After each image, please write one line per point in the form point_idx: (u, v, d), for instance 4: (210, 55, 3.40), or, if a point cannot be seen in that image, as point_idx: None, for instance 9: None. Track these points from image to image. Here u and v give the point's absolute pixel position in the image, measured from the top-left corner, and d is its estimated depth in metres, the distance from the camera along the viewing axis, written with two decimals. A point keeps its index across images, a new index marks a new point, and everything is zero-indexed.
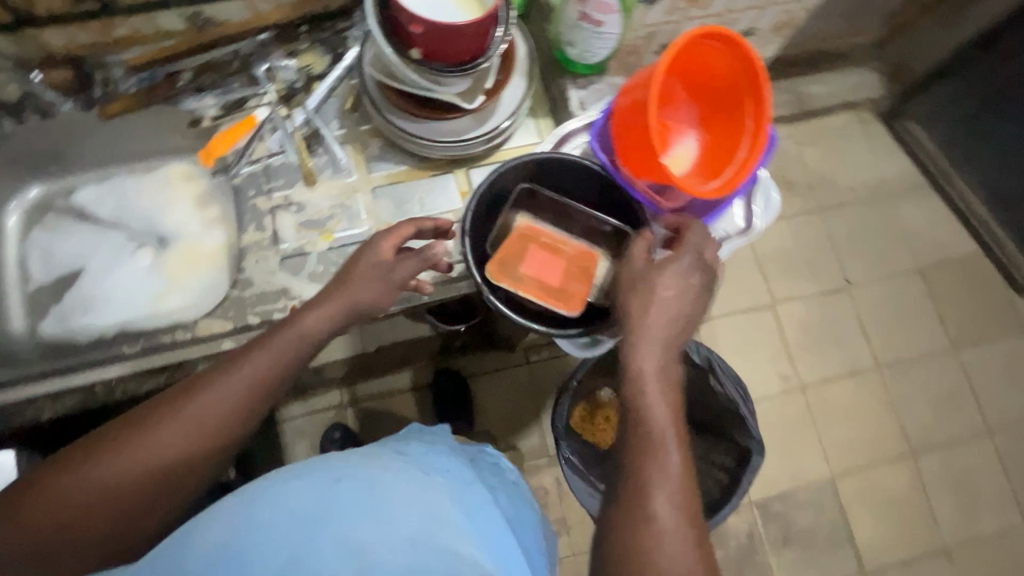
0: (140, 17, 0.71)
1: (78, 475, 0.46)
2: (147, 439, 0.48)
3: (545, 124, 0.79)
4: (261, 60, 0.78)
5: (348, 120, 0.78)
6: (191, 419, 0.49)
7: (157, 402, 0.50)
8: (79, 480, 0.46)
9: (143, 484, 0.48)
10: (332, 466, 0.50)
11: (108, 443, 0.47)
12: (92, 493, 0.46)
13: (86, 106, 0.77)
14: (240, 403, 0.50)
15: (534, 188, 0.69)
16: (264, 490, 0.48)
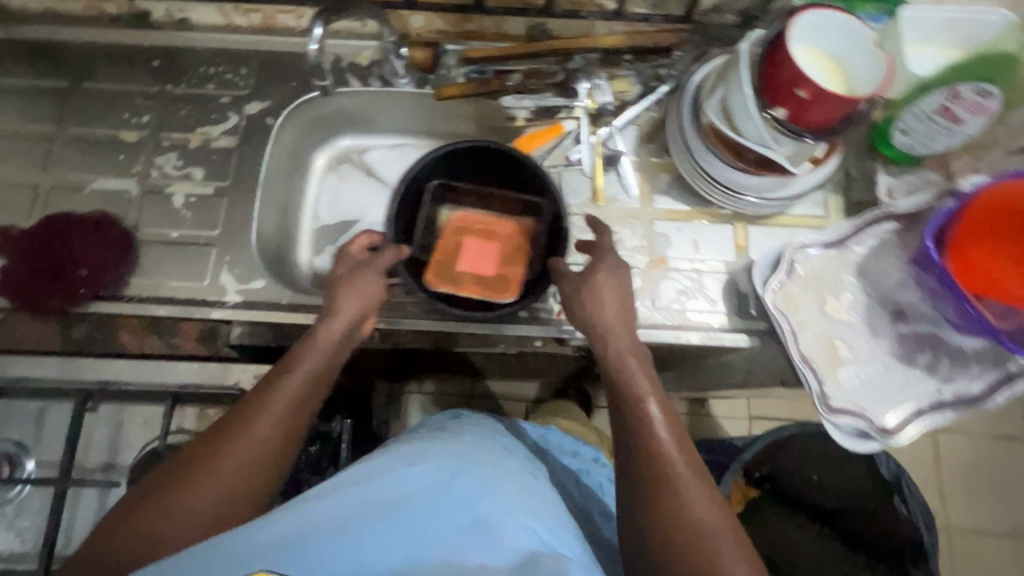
0: (494, 18, 0.81)
1: (163, 510, 0.49)
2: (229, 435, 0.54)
3: (832, 200, 0.78)
4: (583, 77, 0.81)
5: (644, 150, 0.82)
6: (300, 375, 0.59)
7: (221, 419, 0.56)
8: (166, 511, 0.49)
9: (263, 452, 0.54)
10: (406, 456, 0.53)
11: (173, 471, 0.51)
12: (197, 513, 0.50)
13: (419, 85, 0.84)
14: (314, 377, 0.60)
15: (441, 181, 0.80)
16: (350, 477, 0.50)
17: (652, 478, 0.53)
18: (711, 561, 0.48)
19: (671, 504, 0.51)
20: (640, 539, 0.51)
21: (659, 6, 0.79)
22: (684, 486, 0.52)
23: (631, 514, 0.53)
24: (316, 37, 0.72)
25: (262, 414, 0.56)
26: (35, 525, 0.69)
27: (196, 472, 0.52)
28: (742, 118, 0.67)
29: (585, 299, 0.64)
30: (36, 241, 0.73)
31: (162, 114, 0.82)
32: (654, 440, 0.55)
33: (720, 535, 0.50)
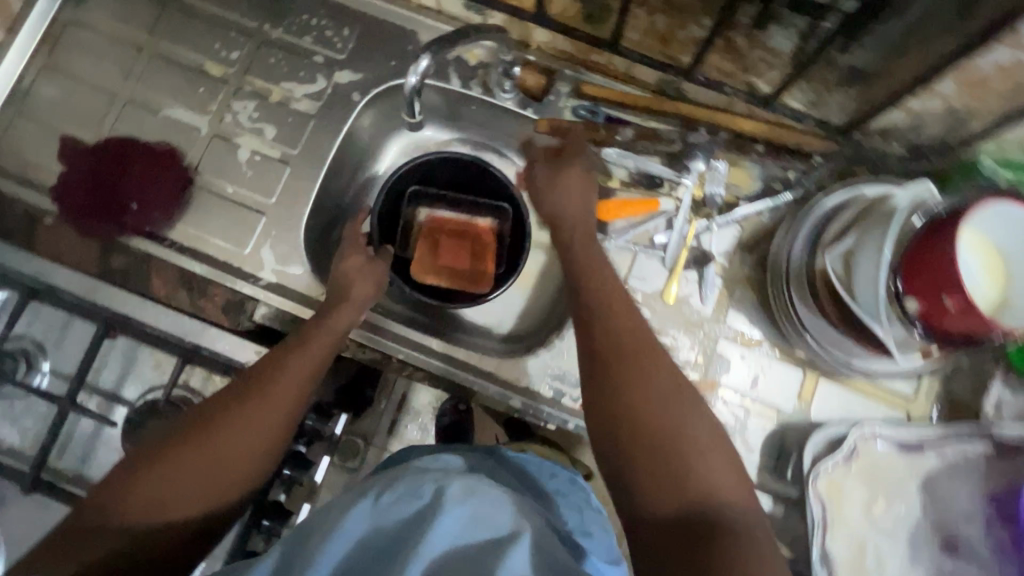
0: (625, 60, 0.71)
1: (142, 487, 0.50)
2: (211, 429, 0.54)
3: (927, 384, 0.68)
4: (701, 155, 0.71)
5: (737, 257, 0.73)
6: (295, 365, 0.59)
7: (212, 407, 0.56)
8: (146, 488, 0.50)
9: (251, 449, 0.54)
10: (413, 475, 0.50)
11: (159, 459, 0.52)
12: (167, 498, 0.51)
13: (520, 107, 0.75)
14: (304, 364, 0.60)
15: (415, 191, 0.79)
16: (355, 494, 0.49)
17: (619, 368, 0.52)
18: (682, 437, 0.48)
19: (624, 390, 0.51)
20: (618, 400, 0.51)
21: (817, 106, 0.67)
22: (665, 363, 0.53)
23: (601, 437, 0.51)
24: (420, 71, 0.63)
25: (251, 410, 0.55)
26: (38, 428, 0.72)
27: (178, 465, 0.52)
28: (865, 287, 0.57)
29: (579, 241, 0.64)
30: (100, 158, 0.73)
31: (252, 56, 0.77)
32: (630, 341, 0.54)
33: (693, 423, 0.49)
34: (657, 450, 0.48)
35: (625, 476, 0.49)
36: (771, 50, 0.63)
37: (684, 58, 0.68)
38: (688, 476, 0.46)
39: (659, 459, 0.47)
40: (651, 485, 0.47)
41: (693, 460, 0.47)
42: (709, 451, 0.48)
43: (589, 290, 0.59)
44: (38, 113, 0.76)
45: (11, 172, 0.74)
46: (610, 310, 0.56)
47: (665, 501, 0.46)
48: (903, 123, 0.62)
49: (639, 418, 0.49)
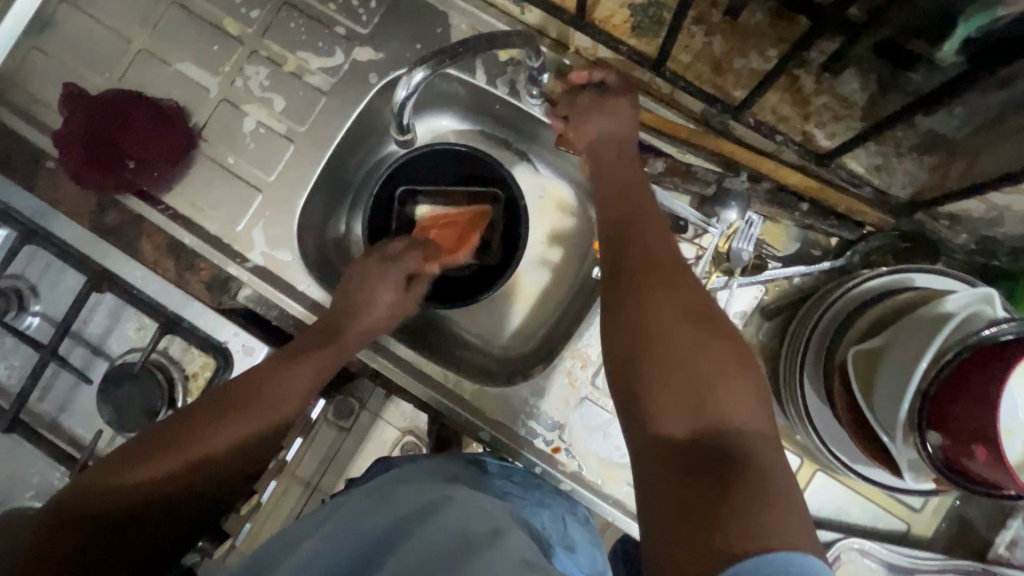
0: (670, 84, 0.62)
1: (140, 466, 0.51)
2: (217, 423, 0.55)
3: (938, 499, 0.61)
4: (736, 205, 0.61)
5: (755, 321, 0.65)
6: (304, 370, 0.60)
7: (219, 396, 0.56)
8: (145, 468, 0.51)
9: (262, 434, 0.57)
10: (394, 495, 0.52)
11: (164, 440, 0.53)
12: (160, 478, 0.51)
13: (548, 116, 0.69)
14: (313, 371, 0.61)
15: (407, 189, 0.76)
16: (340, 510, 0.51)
17: (639, 290, 0.47)
18: (718, 380, 0.42)
19: (641, 312, 0.46)
20: (637, 317, 0.46)
21: (881, 172, 0.58)
22: (692, 293, 0.47)
23: (617, 373, 0.46)
24: (411, 83, 0.55)
25: (267, 397, 0.57)
26: (25, 367, 0.74)
27: (204, 445, 0.53)
28: (886, 397, 0.50)
29: (618, 186, 0.57)
30: (101, 107, 0.69)
31: (272, 17, 0.72)
32: (653, 265, 0.49)
33: (715, 350, 0.43)
34: (677, 371, 0.43)
35: (636, 396, 0.44)
36: (840, 96, 0.57)
37: (737, 93, 0.59)
38: (711, 392, 0.41)
39: (668, 376, 0.43)
40: (667, 399, 0.42)
41: (722, 388, 0.42)
42: (730, 376, 0.42)
43: (621, 236, 0.52)
44: (53, 49, 0.74)
45: (20, 108, 0.73)
46: (634, 242, 0.51)
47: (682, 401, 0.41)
48: (978, 212, 0.54)
49: (660, 322, 0.45)
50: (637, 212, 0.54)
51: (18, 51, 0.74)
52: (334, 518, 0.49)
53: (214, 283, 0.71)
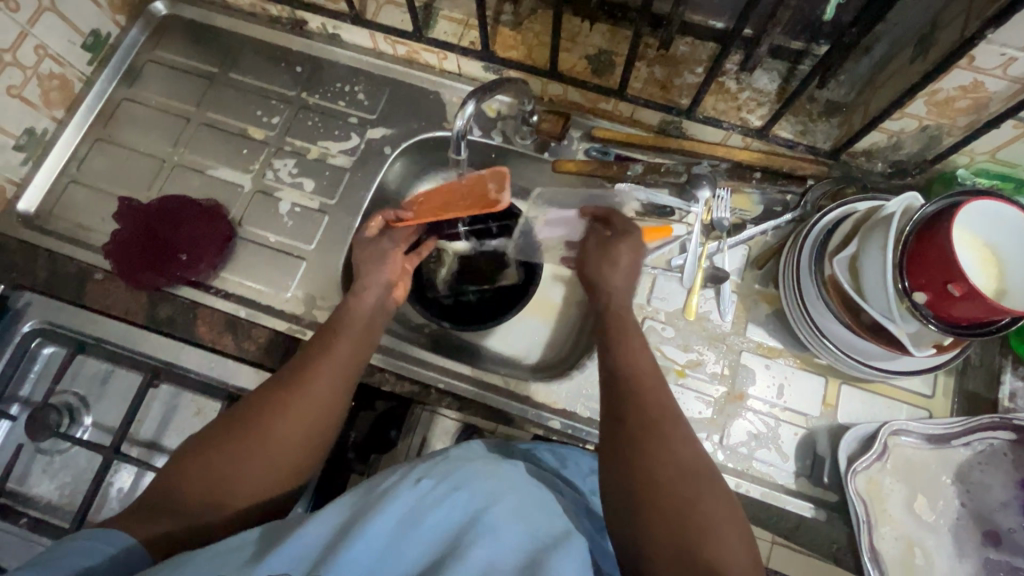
0: (631, 106, 0.79)
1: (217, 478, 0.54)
2: (276, 428, 0.56)
3: (942, 381, 0.72)
4: (706, 184, 0.76)
5: (749, 274, 0.78)
6: (339, 358, 0.62)
7: (265, 404, 0.58)
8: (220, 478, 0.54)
9: (309, 433, 0.58)
10: (450, 475, 0.51)
11: (225, 452, 0.55)
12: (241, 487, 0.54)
13: (539, 150, 0.84)
14: (353, 349, 0.64)
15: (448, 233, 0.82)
16: (398, 484, 0.50)
17: (640, 450, 0.53)
18: (712, 537, 0.48)
19: (648, 460, 0.53)
20: (636, 454, 0.53)
21: (806, 135, 0.75)
22: (676, 447, 0.53)
23: (617, 512, 0.52)
24: (466, 115, 0.65)
25: (303, 397, 0.58)
26: (77, 482, 0.72)
27: (252, 451, 0.55)
28: (874, 290, 0.62)
29: (610, 324, 0.65)
30: (151, 218, 0.78)
31: (291, 120, 0.85)
32: (655, 415, 0.56)
33: (705, 507, 0.50)
34: (679, 531, 0.49)
35: (639, 560, 0.49)
36: (757, 89, 0.75)
37: (684, 101, 0.76)
38: (706, 546, 0.48)
39: (667, 539, 0.48)
40: (668, 556, 0.48)
41: (713, 546, 0.48)
42: (724, 534, 0.49)
43: (623, 392, 0.58)
44: (91, 180, 0.83)
45: (64, 234, 0.80)
46: (633, 360, 0.61)
47: (679, 552, 0.48)
48: (883, 142, 0.70)
49: (660, 489, 0.51)
50: (621, 334, 0.64)
51: (57, 186, 0.82)
52: (391, 494, 0.49)
53: (270, 349, 0.76)
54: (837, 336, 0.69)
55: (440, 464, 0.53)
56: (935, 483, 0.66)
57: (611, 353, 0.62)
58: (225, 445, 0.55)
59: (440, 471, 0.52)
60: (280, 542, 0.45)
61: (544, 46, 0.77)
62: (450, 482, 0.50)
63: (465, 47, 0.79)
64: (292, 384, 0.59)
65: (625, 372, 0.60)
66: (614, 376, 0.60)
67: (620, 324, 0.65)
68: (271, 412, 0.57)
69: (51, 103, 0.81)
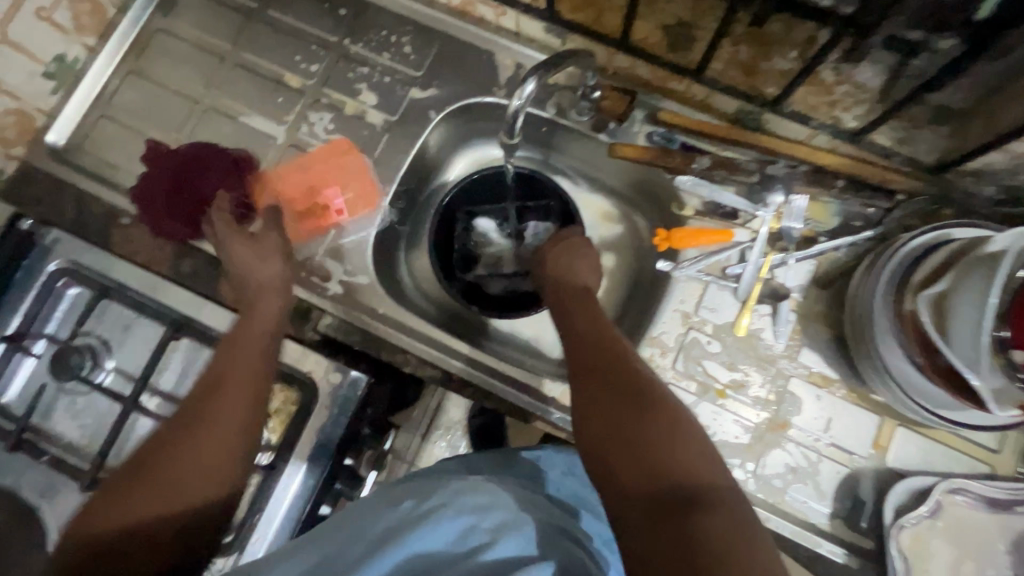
0: (707, 88, 0.70)
1: (131, 496, 0.48)
2: (192, 424, 0.52)
3: (1013, 437, 0.65)
4: (780, 188, 0.69)
5: (813, 293, 0.71)
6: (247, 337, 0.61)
7: (181, 410, 0.54)
8: (138, 493, 0.48)
9: (229, 419, 0.53)
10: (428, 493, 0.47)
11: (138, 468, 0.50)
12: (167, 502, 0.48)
13: (596, 128, 0.75)
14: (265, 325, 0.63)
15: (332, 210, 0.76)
16: (364, 509, 0.48)
17: (583, 382, 0.51)
18: (667, 442, 0.43)
19: (593, 397, 0.49)
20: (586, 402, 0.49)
21: (906, 143, 0.65)
22: (616, 377, 0.50)
23: (582, 452, 0.47)
24: (525, 95, 0.58)
25: (213, 392, 0.54)
26: (97, 427, 0.72)
27: (171, 454, 0.50)
28: (962, 335, 0.55)
29: (565, 297, 0.64)
30: (180, 165, 0.75)
31: (331, 69, 0.79)
32: (600, 357, 0.53)
33: (658, 415, 0.45)
34: (636, 452, 0.43)
35: (597, 476, 0.44)
36: (857, 84, 0.62)
37: (769, 89, 0.67)
38: (661, 460, 0.42)
39: (619, 448, 0.44)
40: (627, 473, 0.42)
41: (664, 443, 0.43)
42: (681, 440, 0.43)
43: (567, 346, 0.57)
44: (121, 115, 0.79)
45: (93, 172, 0.77)
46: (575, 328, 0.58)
47: (640, 470, 0.42)
48: (1000, 164, 0.60)
49: (609, 410, 0.47)
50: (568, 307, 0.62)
51: (86, 120, 0.79)
52: (356, 520, 0.47)
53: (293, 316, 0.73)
54: (904, 379, 0.62)
55: (422, 484, 0.50)
56: (987, 550, 0.60)
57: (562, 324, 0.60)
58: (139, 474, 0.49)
59: (425, 490, 0.48)
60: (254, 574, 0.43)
61: (617, 10, 0.66)
62: (433, 499, 0.46)
63: (527, 3, 0.70)
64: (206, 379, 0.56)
65: (574, 333, 0.58)
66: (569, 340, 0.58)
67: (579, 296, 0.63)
68: (184, 421, 0.53)
69: (82, 28, 0.76)
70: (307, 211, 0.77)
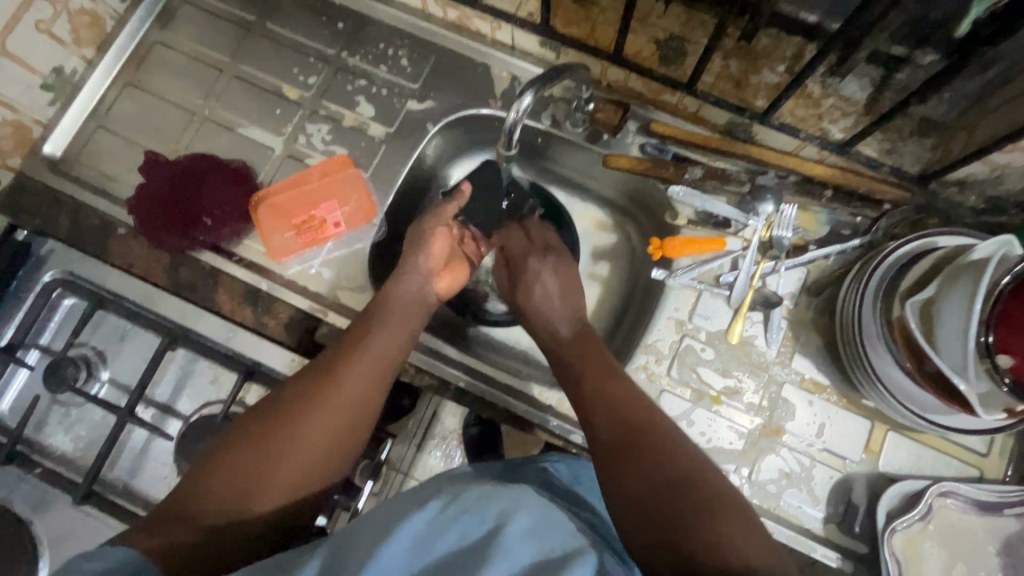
0: (698, 101, 0.72)
1: (252, 474, 0.51)
2: (312, 424, 0.55)
3: (1000, 440, 0.66)
4: (771, 198, 0.70)
5: (804, 301, 0.72)
6: (380, 342, 0.62)
7: (305, 401, 0.56)
8: (257, 474, 0.51)
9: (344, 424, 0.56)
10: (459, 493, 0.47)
11: (257, 452, 0.52)
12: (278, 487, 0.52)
13: (590, 140, 0.77)
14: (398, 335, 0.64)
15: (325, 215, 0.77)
16: (395, 506, 0.47)
17: (621, 454, 0.53)
18: (715, 522, 0.45)
19: (634, 467, 0.51)
20: (627, 475, 0.51)
21: (892, 154, 0.67)
22: (658, 449, 0.52)
23: (629, 527, 0.47)
24: (522, 108, 0.59)
25: (336, 393, 0.57)
26: (92, 438, 0.72)
27: (283, 447, 0.53)
28: (948, 341, 0.56)
29: (576, 355, 0.66)
30: (180, 176, 0.76)
31: (329, 81, 0.80)
32: (629, 428, 0.55)
33: (699, 491, 0.48)
34: (685, 531, 0.45)
35: (648, 555, 0.45)
36: (844, 97, 0.65)
37: (759, 102, 0.69)
38: (711, 538, 0.44)
39: (667, 527, 0.46)
40: (675, 553, 0.44)
41: (715, 525, 0.45)
42: (726, 513, 0.46)
43: (597, 407, 0.58)
44: (119, 126, 0.79)
45: (90, 183, 0.77)
46: (602, 389, 0.60)
47: (690, 546, 0.44)
48: (982, 175, 0.62)
49: (654, 488, 0.49)
50: (593, 365, 0.63)
51: (83, 131, 0.79)
52: (387, 512, 0.47)
53: (290, 326, 0.74)
54: (892, 384, 0.64)
55: (448, 488, 0.48)
56: (976, 555, 0.61)
57: (583, 381, 0.62)
58: (255, 457, 0.52)
59: (450, 491, 0.47)
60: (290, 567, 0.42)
61: (610, 24, 0.69)
62: (458, 501, 0.45)
63: (522, 18, 0.72)
64: (326, 378, 0.58)
65: (601, 390, 0.60)
66: (588, 399, 0.60)
67: (596, 356, 0.65)
68: (302, 416, 0.55)
69: (81, 40, 0.76)
70: (302, 225, 0.77)
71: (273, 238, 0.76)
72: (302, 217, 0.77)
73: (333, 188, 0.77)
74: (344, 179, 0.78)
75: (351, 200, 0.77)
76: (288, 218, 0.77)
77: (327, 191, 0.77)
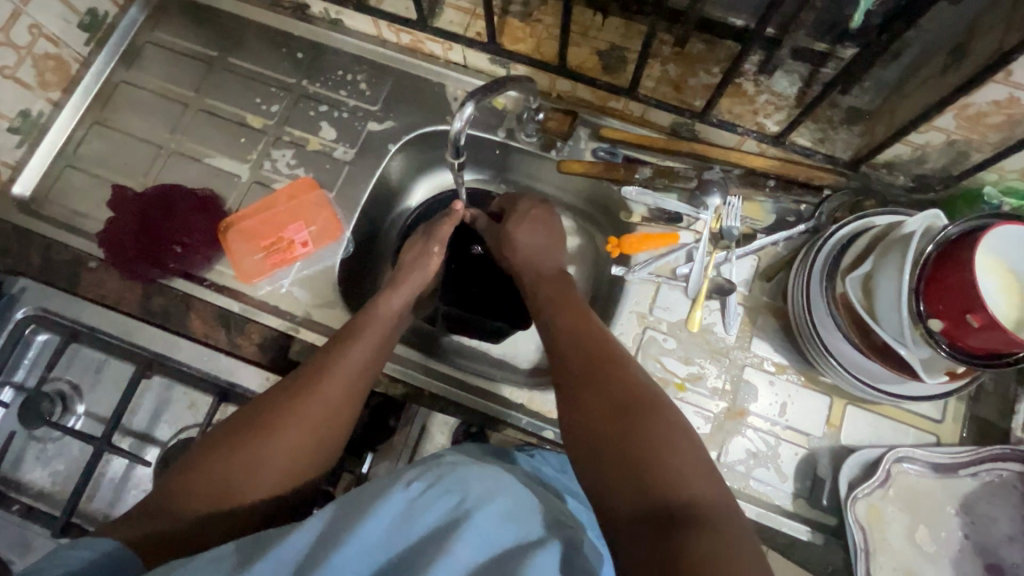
0: (642, 106, 0.75)
1: (231, 464, 0.54)
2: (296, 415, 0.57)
3: (953, 405, 0.69)
4: (717, 192, 0.74)
5: (758, 286, 0.75)
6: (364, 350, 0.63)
7: (288, 395, 0.59)
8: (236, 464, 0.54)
9: (329, 417, 0.59)
10: (442, 473, 0.47)
11: (240, 439, 0.55)
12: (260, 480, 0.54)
13: (544, 148, 0.81)
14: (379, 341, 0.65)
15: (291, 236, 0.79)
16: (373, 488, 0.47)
17: (582, 386, 0.55)
18: (657, 455, 0.47)
19: (592, 399, 0.53)
20: (584, 409, 0.53)
21: (825, 143, 0.71)
22: (615, 389, 0.54)
23: (580, 458, 0.51)
24: (465, 117, 0.63)
25: (321, 388, 0.59)
26: (69, 471, 0.72)
27: (267, 435, 0.56)
28: (886, 312, 0.60)
29: (550, 309, 0.66)
30: (149, 207, 0.78)
31: (291, 108, 0.83)
32: (587, 362, 0.57)
33: (652, 424, 0.50)
34: (633, 466, 0.47)
35: (598, 485, 0.48)
36: (776, 93, 0.69)
37: (697, 102, 0.73)
38: (654, 468, 0.46)
39: (618, 459, 0.48)
40: (621, 481, 0.47)
41: (662, 457, 0.47)
42: (670, 447, 0.48)
43: (560, 349, 0.60)
44: (87, 164, 0.81)
45: (60, 220, 0.79)
46: (573, 333, 0.61)
47: (634, 475, 0.46)
48: (906, 156, 0.66)
49: (609, 423, 0.51)
50: (564, 311, 0.65)
51: (52, 170, 0.81)
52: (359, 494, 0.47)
53: (263, 345, 0.75)
54: (843, 359, 0.66)
55: (434, 464, 0.49)
56: (936, 517, 0.64)
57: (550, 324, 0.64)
58: (238, 444, 0.55)
59: (432, 471, 0.48)
60: (271, 545, 0.42)
61: (554, 39, 0.73)
62: (441, 482, 0.46)
63: (471, 38, 0.76)
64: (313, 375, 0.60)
65: (565, 330, 0.62)
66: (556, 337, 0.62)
67: (567, 299, 0.66)
68: (285, 408, 0.57)
69: (47, 84, 0.79)
70: (271, 247, 0.79)
71: (241, 259, 0.78)
72: (269, 238, 0.79)
73: (298, 210, 0.80)
74: (309, 200, 0.80)
75: (315, 220, 0.79)
76: (256, 241, 0.79)
77: (293, 213, 0.80)
